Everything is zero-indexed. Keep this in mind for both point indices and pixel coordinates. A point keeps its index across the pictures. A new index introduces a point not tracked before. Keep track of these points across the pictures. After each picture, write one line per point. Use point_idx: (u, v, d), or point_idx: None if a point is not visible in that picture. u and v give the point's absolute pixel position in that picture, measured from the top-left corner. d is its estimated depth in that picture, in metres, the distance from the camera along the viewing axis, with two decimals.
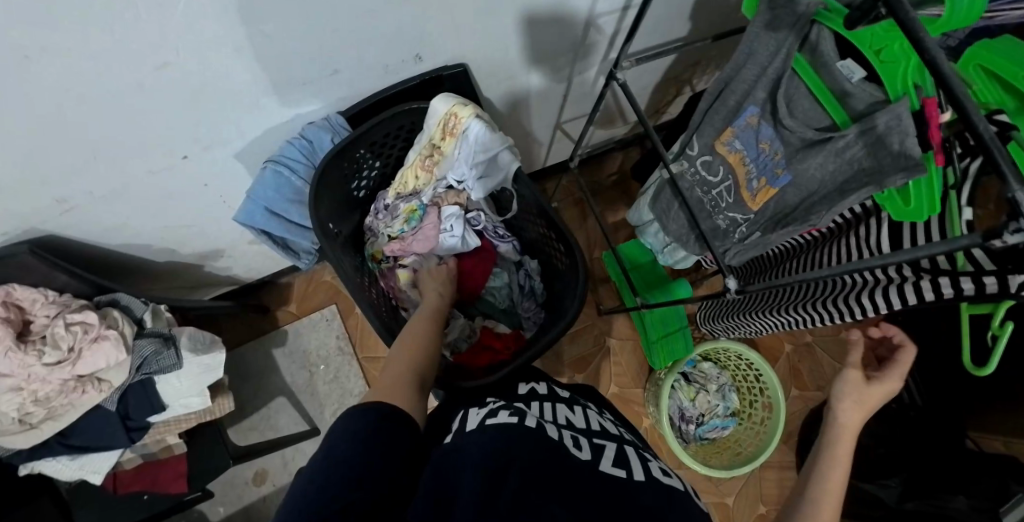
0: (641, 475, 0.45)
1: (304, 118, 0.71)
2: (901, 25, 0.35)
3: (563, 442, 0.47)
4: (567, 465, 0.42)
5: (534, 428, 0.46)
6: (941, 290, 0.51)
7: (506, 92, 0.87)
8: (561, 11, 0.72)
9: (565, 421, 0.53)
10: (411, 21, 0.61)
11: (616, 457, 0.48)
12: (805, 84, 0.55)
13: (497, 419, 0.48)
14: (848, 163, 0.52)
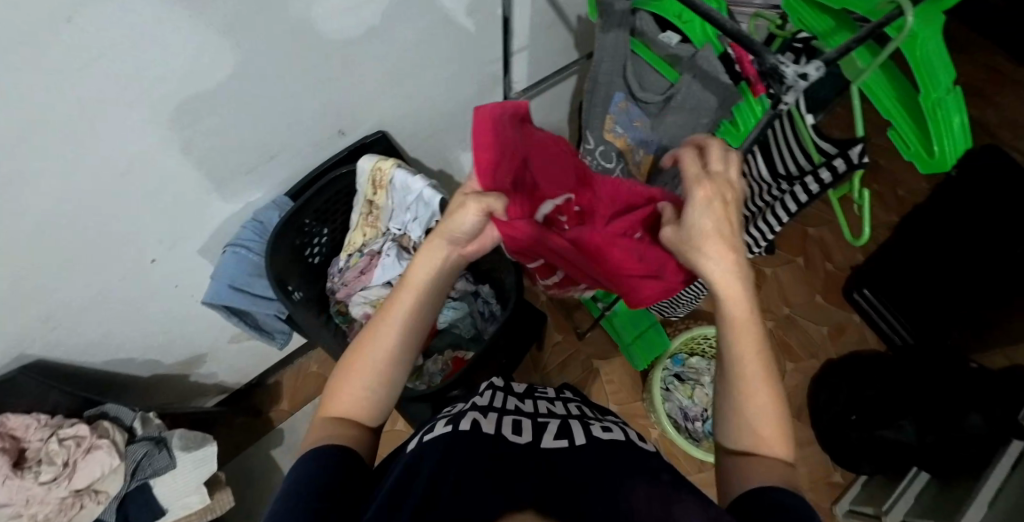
0: (581, 438, 0.52)
1: (253, 205, 0.80)
2: None
3: (500, 432, 0.51)
4: (505, 455, 0.47)
5: (471, 428, 0.50)
6: (810, 187, 0.57)
7: (434, 154, 0.98)
8: (460, 69, 0.85)
9: (513, 409, 0.58)
10: (329, 100, 0.73)
11: (558, 430, 0.54)
12: (646, 62, 0.65)
13: (434, 432, 0.50)
14: (689, 115, 0.59)
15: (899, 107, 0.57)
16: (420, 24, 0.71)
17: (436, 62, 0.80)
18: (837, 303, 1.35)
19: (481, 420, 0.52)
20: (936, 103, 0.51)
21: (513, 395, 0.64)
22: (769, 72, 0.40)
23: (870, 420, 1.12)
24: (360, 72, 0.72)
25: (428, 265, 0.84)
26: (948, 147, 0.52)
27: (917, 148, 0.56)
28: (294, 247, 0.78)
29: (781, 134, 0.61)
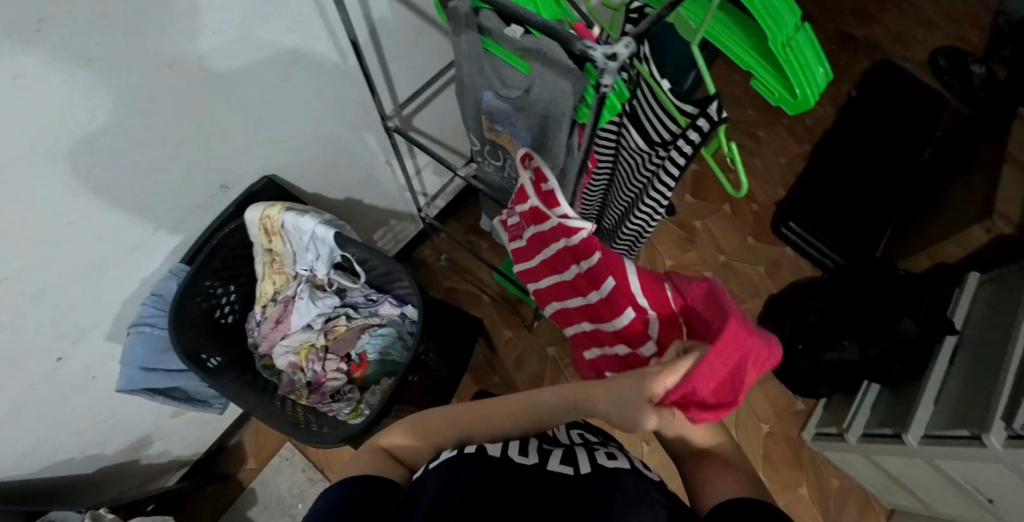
0: (587, 466, 0.50)
1: (150, 280, 0.77)
2: None
3: (505, 455, 0.51)
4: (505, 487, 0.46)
5: (476, 453, 0.50)
6: (684, 150, 0.58)
7: (338, 185, 0.96)
8: (342, 99, 0.83)
9: None
10: (203, 160, 0.70)
11: (564, 454, 0.52)
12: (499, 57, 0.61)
13: (439, 459, 0.51)
14: (549, 103, 0.58)
15: (752, 53, 0.57)
16: (281, 64, 0.69)
17: (312, 99, 0.78)
18: (769, 240, 1.39)
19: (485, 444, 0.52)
20: (787, 43, 0.52)
21: None
22: (582, 60, 0.39)
23: (816, 346, 1.16)
24: (230, 125, 0.69)
25: (346, 299, 0.84)
26: (810, 79, 0.54)
27: (782, 89, 0.57)
28: (201, 314, 0.75)
29: (645, 104, 0.60)
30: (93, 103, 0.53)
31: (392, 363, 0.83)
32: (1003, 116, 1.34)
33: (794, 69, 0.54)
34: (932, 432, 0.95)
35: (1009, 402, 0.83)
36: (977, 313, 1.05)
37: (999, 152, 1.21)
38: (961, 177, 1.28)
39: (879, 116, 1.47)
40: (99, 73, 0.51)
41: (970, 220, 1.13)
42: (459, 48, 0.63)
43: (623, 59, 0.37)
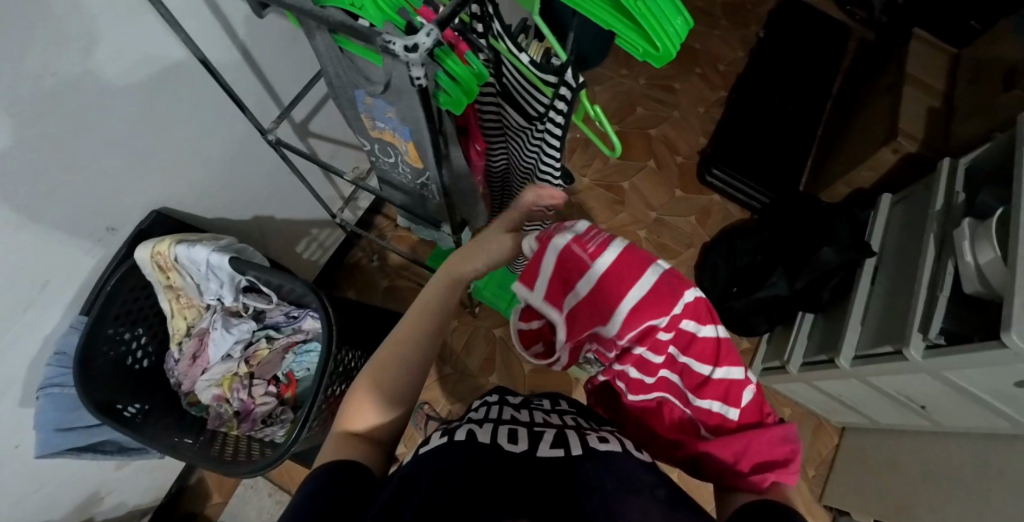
0: (579, 448, 0.50)
1: (51, 338, 0.74)
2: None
3: (495, 442, 0.50)
4: (499, 470, 0.45)
5: (464, 440, 0.48)
6: (556, 121, 0.58)
7: (244, 206, 0.93)
8: (227, 117, 0.80)
9: (509, 417, 0.56)
10: (77, 203, 0.67)
11: (555, 438, 0.51)
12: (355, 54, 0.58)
13: (428, 445, 0.50)
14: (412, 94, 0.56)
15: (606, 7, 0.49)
16: (146, 91, 0.66)
17: (192, 122, 0.75)
18: (698, 190, 1.42)
19: (475, 430, 0.51)
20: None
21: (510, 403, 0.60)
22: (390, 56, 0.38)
23: (749, 287, 1.20)
24: (99, 162, 0.66)
25: (266, 321, 0.83)
26: (671, 32, 0.48)
27: (644, 42, 0.51)
28: (111, 364, 0.72)
29: (513, 81, 0.58)
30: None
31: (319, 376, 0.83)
32: (900, 38, 1.39)
33: (651, 24, 0.48)
34: (861, 352, 0.99)
35: (922, 313, 0.88)
36: (891, 231, 1.10)
37: (898, 74, 1.26)
38: (867, 103, 1.32)
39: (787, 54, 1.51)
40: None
41: (879, 143, 1.18)
42: (316, 47, 0.59)
43: (422, 49, 0.39)
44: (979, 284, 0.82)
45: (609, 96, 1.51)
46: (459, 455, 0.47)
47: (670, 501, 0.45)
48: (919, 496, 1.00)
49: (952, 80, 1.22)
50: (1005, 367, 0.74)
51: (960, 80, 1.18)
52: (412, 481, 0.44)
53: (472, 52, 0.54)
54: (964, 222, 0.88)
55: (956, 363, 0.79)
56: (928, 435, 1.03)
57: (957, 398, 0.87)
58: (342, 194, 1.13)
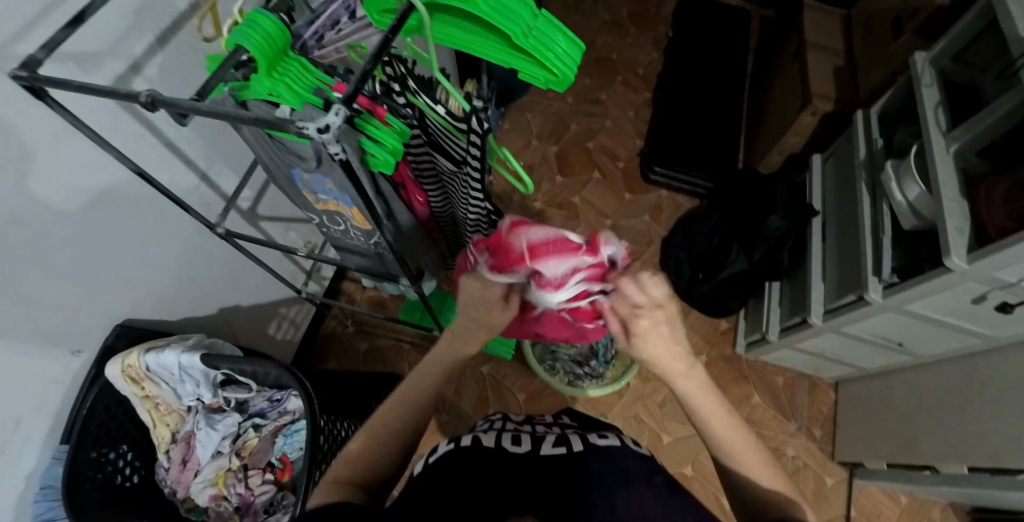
0: (580, 444, 0.53)
1: (34, 472, 0.74)
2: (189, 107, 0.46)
3: (500, 446, 0.52)
4: (506, 468, 0.49)
5: (469, 446, 0.51)
6: (474, 165, 0.62)
7: (207, 301, 0.94)
8: (176, 221, 0.82)
9: (510, 426, 0.59)
10: (39, 336, 0.68)
11: (555, 437, 0.55)
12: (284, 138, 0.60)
13: (435, 453, 0.52)
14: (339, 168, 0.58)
15: (495, 43, 0.53)
16: (87, 213, 0.67)
17: (140, 235, 0.76)
18: (645, 188, 1.48)
19: (479, 437, 0.54)
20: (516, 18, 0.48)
21: (510, 418, 0.63)
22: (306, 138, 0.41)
23: (712, 270, 1.25)
24: (51, 293, 0.67)
25: (250, 410, 0.82)
26: (560, 53, 0.51)
27: (541, 70, 0.53)
28: (99, 488, 0.71)
29: (437, 132, 0.62)
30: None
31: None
32: (793, 10, 1.50)
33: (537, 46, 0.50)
34: (829, 306, 1.03)
35: (872, 258, 0.93)
36: (828, 188, 1.16)
37: (799, 43, 1.35)
38: (779, 74, 1.41)
39: (700, 43, 1.60)
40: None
41: (798, 109, 1.25)
42: (246, 136, 0.61)
43: (333, 129, 0.41)
44: (915, 218, 0.87)
45: (542, 120, 1.57)
46: (463, 460, 0.49)
47: (667, 485, 0.48)
48: (918, 431, 1.02)
49: (848, 39, 1.31)
50: (955, 289, 0.78)
51: (855, 36, 1.27)
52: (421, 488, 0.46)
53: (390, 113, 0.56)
54: (888, 164, 0.93)
55: (913, 297, 0.83)
56: (911, 370, 1.07)
57: (924, 328, 0.91)
58: (303, 267, 1.14)
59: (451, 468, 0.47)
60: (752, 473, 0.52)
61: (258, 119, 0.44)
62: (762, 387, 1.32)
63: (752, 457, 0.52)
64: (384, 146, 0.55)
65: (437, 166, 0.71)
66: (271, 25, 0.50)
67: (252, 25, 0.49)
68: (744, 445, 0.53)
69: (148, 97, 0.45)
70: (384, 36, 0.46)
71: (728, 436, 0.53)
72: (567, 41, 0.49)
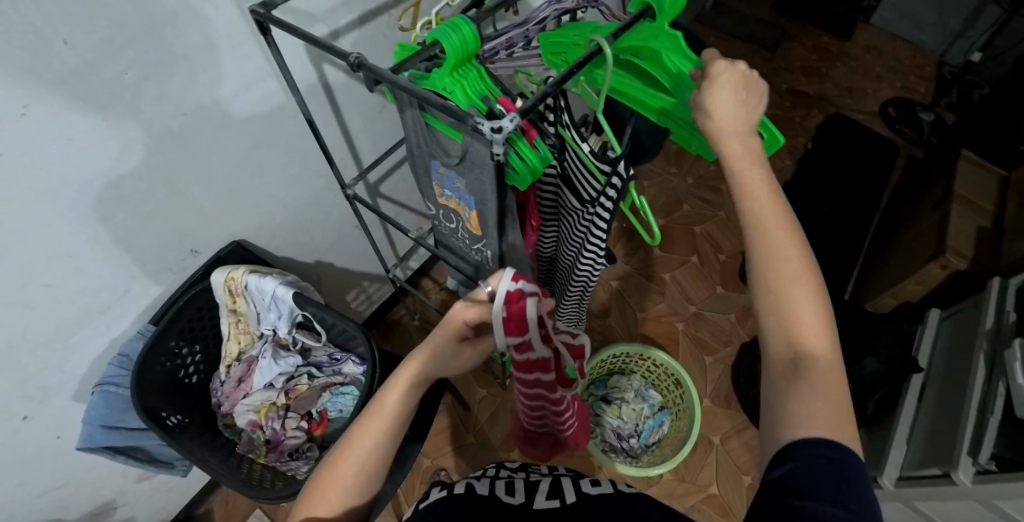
0: (572, 497, 0.54)
1: (119, 340, 0.82)
2: (385, 80, 0.52)
3: (493, 494, 0.54)
4: (499, 514, 0.50)
5: (462, 492, 0.53)
6: (606, 206, 0.63)
7: (309, 251, 1.02)
8: (311, 172, 0.90)
9: (505, 475, 0.60)
10: (174, 228, 0.77)
11: (550, 488, 0.56)
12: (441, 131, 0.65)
13: (428, 497, 0.53)
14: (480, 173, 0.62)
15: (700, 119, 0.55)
16: (247, 141, 0.77)
17: (279, 173, 0.85)
18: (737, 287, 1.44)
19: (473, 484, 0.56)
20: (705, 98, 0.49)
21: (506, 468, 0.64)
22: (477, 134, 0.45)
23: None
24: (196, 197, 0.76)
25: (310, 359, 0.87)
26: None
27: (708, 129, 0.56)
28: (164, 376, 0.77)
29: (573, 166, 0.65)
30: (58, 171, 0.59)
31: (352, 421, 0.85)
32: (949, 156, 1.43)
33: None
34: (907, 475, 0.94)
35: (970, 439, 0.83)
36: (939, 351, 1.07)
37: (946, 192, 1.28)
38: (915, 219, 1.34)
39: (837, 163, 1.56)
40: (70, 150, 0.59)
41: (927, 258, 1.17)
42: (409, 122, 0.67)
43: (506, 132, 0.45)
44: None
45: (656, 191, 1.59)
46: (453, 502, 0.51)
47: None
48: None
49: (1003, 201, 1.22)
50: None
51: (1012, 203, 1.18)
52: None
53: (540, 137, 0.59)
54: (1015, 341, 0.85)
55: (1009, 499, 0.73)
56: None
57: None
58: (398, 252, 1.21)
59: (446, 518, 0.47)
60: (792, 316, 0.39)
61: (442, 106, 0.49)
62: None
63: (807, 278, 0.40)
64: (530, 165, 0.58)
65: (564, 196, 0.73)
66: (469, 34, 0.56)
67: (454, 28, 0.55)
68: (802, 291, 0.39)
69: (355, 60, 0.52)
70: (569, 69, 0.50)
71: (788, 277, 0.40)
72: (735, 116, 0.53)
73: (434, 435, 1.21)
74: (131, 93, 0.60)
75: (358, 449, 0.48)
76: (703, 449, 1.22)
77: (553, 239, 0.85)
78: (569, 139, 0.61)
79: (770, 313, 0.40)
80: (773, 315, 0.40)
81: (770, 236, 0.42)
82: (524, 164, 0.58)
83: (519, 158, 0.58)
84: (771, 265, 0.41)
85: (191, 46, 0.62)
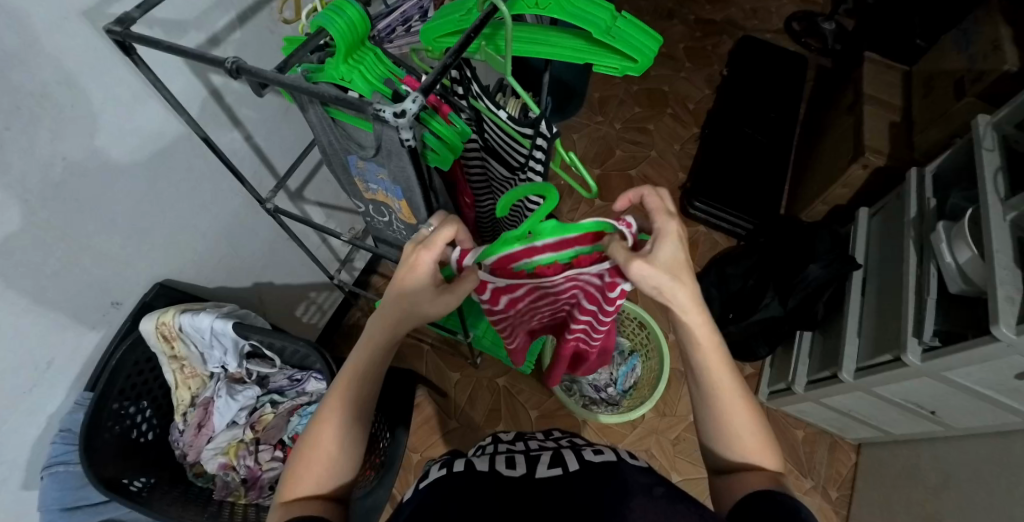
0: (575, 464, 0.54)
1: (55, 416, 0.75)
2: (271, 80, 0.48)
3: (494, 469, 0.54)
4: (499, 487, 0.50)
5: (463, 469, 0.53)
6: (538, 168, 0.62)
7: (244, 274, 0.96)
8: (225, 191, 0.84)
9: (504, 450, 0.60)
10: (83, 283, 0.70)
11: (551, 458, 0.56)
12: (347, 123, 0.61)
13: (429, 479, 0.54)
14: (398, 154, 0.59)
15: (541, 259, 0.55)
16: (144, 171, 0.70)
17: (187, 201, 0.78)
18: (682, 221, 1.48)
19: (472, 461, 0.55)
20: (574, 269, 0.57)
21: (505, 442, 0.65)
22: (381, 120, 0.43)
23: (745, 313, 1.25)
24: (100, 244, 0.69)
25: (270, 385, 0.83)
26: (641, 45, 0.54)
27: (620, 58, 0.56)
28: (114, 438, 0.72)
29: (495, 137, 0.62)
30: None
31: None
32: (854, 62, 1.49)
33: (617, 43, 0.53)
34: (862, 364, 1.00)
35: (913, 319, 0.90)
36: (873, 244, 1.14)
37: (856, 95, 1.34)
38: (831, 124, 1.40)
39: (753, 84, 1.60)
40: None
41: (849, 160, 1.23)
42: (311, 121, 0.63)
43: (410, 115, 0.42)
44: (964, 283, 0.84)
45: (588, 143, 1.59)
46: (452, 482, 0.51)
47: (667, 497, 0.47)
48: (941, 504, 0.97)
49: (908, 95, 1.29)
50: (998, 362, 0.75)
51: (915, 94, 1.25)
52: (421, 509, 0.48)
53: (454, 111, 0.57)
54: (939, 225, 0.91)
55: (953, 364, 0.80)
56: (942, 439, 1.02)
57: (962, 398, 0.87)
58: (339, 256, 1.16)
59: (444, 499, 0.48)
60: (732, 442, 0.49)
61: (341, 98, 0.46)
62: (782, 439, 1.27)
63: (744, 412, 0.50)
64: (456, 138, 0.56)
65: (492, 169, 0.71)
66: (355, 14, 0.52)
67: (338, 11, 0.51)
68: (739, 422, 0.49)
69: (233, 64, 0.47)
70: (466, 36, 0.48)
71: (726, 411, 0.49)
72: (639, 31, 0.53)
73: (418, 429, 1.20)
74: None
75: (336, 414, 0.47)
76: (678, 381, 1.26)
77: (491, 212, 0.84)
78: (485, 108, 0.58)
79: (716, 438, 0.51)
80: (718, 437, 0.50)
81: (704, 369, 0.50)
82: (444, 141, 0.56)
83: (439, 136, 0.56)
84: (708, 396, 0.50)
85: (50, 79, 0.55)
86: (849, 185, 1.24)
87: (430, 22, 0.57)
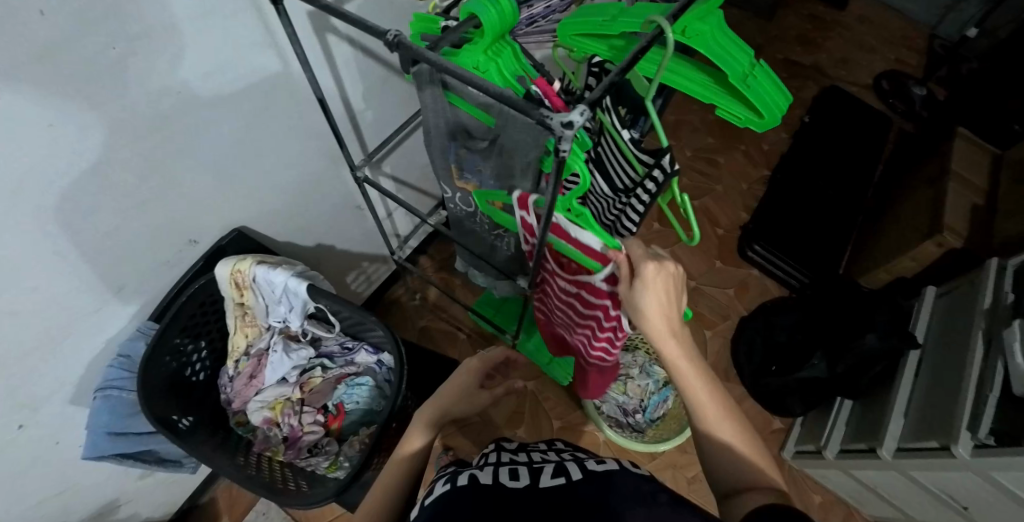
0: (578, 473, 0.53)
1: (115, 340, 0.76)
2: (423, 59, 0.47)
3: (498, 480, 0.53)
4: (503, 498, 0.49)
5: (466, 484, 0.52)
6: (642, 198, 0.60)
7: (309, 233, 0.97)
8: (310, 150, 0.84)
9: (507, 460, 0.60)
10: (165, 216, 0.70)
11: (554, 469, 0.55)
12: (465, 112, 0.60)
13: (433, 495, 0.53)
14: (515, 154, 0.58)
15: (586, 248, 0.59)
16: (242, 117, 0.70)
17: (274, 153, 0.78)
18: (735, 261, 1.46)
19: (476, 475, 0.55)
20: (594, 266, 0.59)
21: (507, 452, 0.64)
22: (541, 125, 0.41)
23: (788, 368, 1.22)
24: (190, 182, 0.70)
25: (321, 349, 0.84)
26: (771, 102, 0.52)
27: (746, 109, 0.53)
28: (169, 373, 0.73)
29: (609, 153, 0.62)
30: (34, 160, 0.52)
31: (371, 412, 0.83)
32: (941, 133, 1.45)
33: (750, 94, 0.51)
34: (904, 444, 0.97)
35: (968, 411, 0.87)
36: (934, 325, 1.11)
37: (941, 168, 1.30)
38: (907, 193, 1.36)
39: (831, 137, 1.57)
40: (53, 138, 0.52)
41: (923, 235, 1.20)
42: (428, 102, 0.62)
43: (577, 127, 0.41)
44: None
45: None
46: (459, 497, 0.50)
47: (671, 503, 0.46)
48: None
49: (996, 178, 1.24)
50: None
51: (1004, 179, 1.21)
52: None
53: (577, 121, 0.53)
54: (1014, 322, 0.88)
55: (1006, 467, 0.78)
56: None
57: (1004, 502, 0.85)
58: (399, 233, 1.16)
59: (445, 513, 0.47)
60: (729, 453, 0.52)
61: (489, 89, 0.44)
62: (797, 500, 1.25)
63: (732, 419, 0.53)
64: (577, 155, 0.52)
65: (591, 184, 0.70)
66: (509, 7, 0.51)
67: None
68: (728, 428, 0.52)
69: (394, 38, 0.47)
70: (632, 56, 0.46)
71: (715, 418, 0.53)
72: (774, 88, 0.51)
73: None
74: (113, 66, 0.53)
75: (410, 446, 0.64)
76: None
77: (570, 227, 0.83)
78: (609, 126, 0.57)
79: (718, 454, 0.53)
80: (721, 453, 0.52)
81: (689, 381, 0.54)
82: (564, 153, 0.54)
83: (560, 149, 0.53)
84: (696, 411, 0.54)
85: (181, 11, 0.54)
86: (918, 259, 1.21)
87: (574, 17, 0.57)
